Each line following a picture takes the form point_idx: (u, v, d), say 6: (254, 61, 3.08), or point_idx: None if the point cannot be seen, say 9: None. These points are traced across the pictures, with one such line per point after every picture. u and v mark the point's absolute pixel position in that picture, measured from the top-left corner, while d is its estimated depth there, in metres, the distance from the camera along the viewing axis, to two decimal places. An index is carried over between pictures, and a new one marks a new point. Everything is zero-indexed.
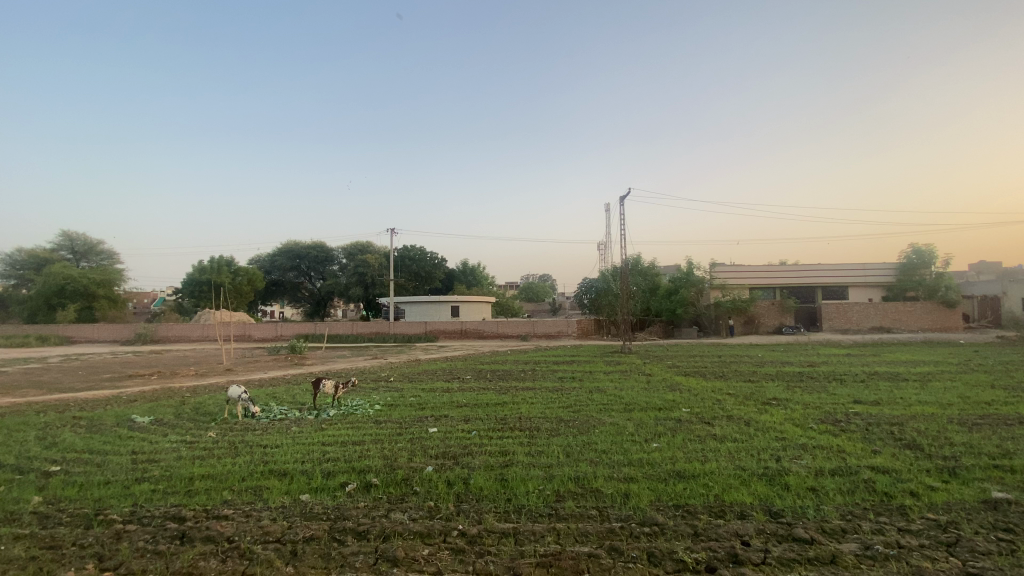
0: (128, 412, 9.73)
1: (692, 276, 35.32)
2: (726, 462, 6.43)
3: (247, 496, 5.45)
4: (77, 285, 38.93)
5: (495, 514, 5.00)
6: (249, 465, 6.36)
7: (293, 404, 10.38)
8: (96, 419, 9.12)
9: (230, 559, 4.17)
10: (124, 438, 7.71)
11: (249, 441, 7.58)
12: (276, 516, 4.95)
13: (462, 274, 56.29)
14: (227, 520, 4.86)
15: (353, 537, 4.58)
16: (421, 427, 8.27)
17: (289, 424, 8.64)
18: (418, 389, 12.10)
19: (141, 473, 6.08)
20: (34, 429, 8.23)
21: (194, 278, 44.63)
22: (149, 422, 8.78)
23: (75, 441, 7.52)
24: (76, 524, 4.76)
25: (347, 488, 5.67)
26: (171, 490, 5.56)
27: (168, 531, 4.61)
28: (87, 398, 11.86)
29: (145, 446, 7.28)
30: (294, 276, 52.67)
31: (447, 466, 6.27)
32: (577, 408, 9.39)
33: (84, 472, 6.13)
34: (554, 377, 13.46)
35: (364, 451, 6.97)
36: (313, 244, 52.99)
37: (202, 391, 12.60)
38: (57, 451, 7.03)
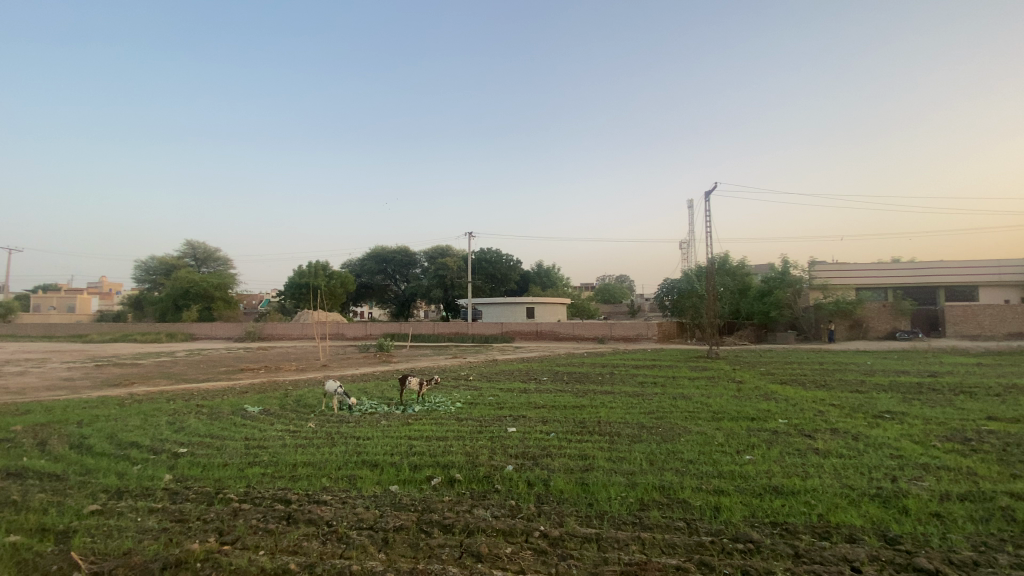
0: (240, 402, 10.79)
1: (787, 275, 32.74)
2: (832, 479, 5.85)
3: (342, 484, 5.81)
4: (199, 288, 44.06)
5: (577, 518, 4.93)
6: (343, 455, 6.80)
7: (381, 400, 10.96)
8: (213, 408, 10.20)
9: (329, 542, 4.47)
10: (237, 425, 8.57)
11: (344, 432, 8.12)
12: (368, 504, 5.24)
13: (538, 275, 56.55)
14: (326, 505, 5.22)
15: (439, 529, 4.72)
16: (500, 426, 8.38)
17: (378, 418, 9.15)
18: (497, 388, 12.30)
19: (253, 458, 6.72)
20: (167, 415, 9.40)
21: (294, 281, 48.78)
22: (259, 412, 9.72)
23: (198, 426, 8.47)
24: (201, 501, 5.35)
25: (432, 482, 5.87)
26: (278, 474, 6.09)
27: (277, 511, 5.05)
28: (207, 388, 13.36)
29: (255, 433, 8.04)
30: (381, 279, 55.75)
31: (527, 466, 6.29)
32: (660, 414, 9.03)
33: (206, 454, 6.89)
34: (634, 381, 13.08)
35: (447, 446, 7.19)
36: (398, 248, 55.97)
37: (302, 384, 13.73)
38: (184, 435, 7.96)
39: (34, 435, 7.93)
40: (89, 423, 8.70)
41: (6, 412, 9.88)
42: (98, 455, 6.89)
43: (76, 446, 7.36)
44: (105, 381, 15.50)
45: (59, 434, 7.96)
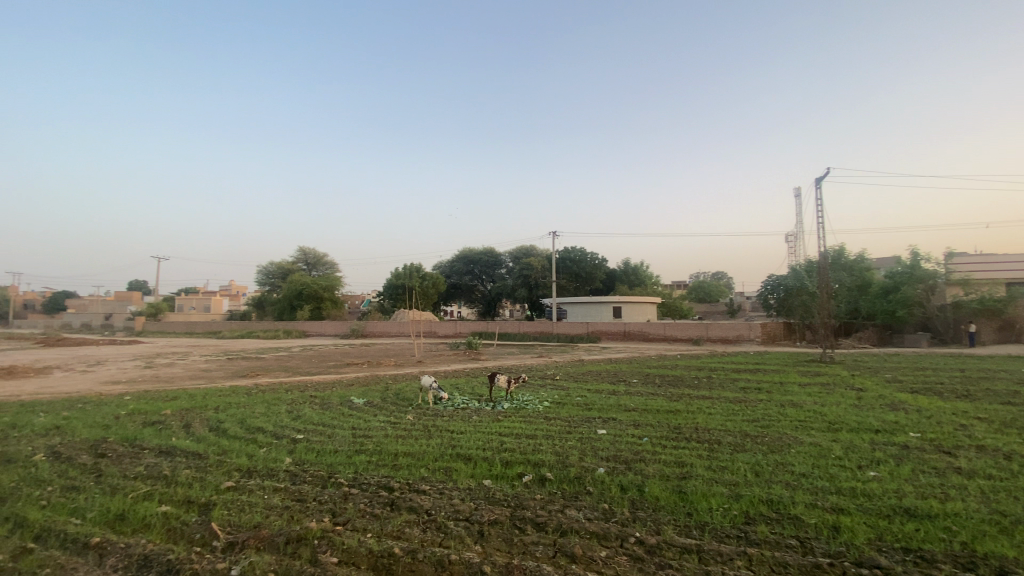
0: (347, 394, 11.70)
1: (918, 270, 28.92)
2: (979, 503, 5.04)
3: (439, 475, 6.07)
4: (310, 290, 48.46)
5: (675, 527, 4.71)
6: (439, 448, 7.09)
7: (473, 396, 11.31)
8: (324, 398, 11.16)
9: (429, 530, 4.68)
10: (344, 415, 9.30)
11: (439, 425, 8.48)
12: (464, 497, 5.41)
13: (626, 273, 55.10)
14: (425, 495, 5.48)
15: (532, 527, 4.75)
16: (591, 427, 8.26)
17: (470, 413, 9.45)
18: (586, 389, 12.14)
19: (359, 446, 7.24)
20: (286, 404, 10.45)
21: (391, 282, 51.99)
22: (363, 403, 10.47)
23: (311, 415, 9.30)
24: (316, 483, 5.86)
25: (524, 479, 5.93)
26: (381, 463, 6.50)
27: (381, 497, 5.39)
28: (318, 380, 14.68)
29: (360, 423, 8.67)
30: (469, 279, 57.63)
31: (620, 470, 6.13)
32: (765, 423, 8.37)
33: (319, 441, 7.56)
34: (734, 386, 12.25)
35: (538, 445, 7.24)
36: (484, 249, 57.64)
37: (400, 379, 14.58)
38: (300, 422, 8.78)
39: (182, 418, 9.17)
40: (224, 409, 9.91)
41: (160, 397, 11.54)
42: (231, 437, 7.82)
43: (214, 428, 8.41)
44: (236, 372, 17.57)
45: (201, 417, 9.16)
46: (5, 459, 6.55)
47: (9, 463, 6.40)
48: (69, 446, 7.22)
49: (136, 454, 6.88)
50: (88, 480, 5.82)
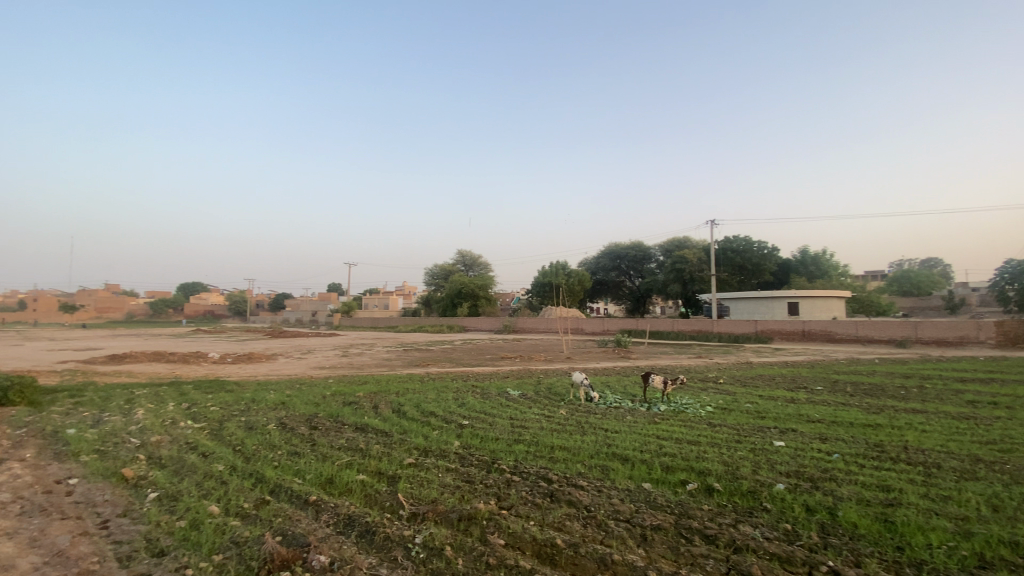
0: (504, 385, 12.38)
1: None
2: None
3: (596, 472, 6.06)
4: (468, 288, 52.55)
5: (879, 561, 4.00)
6: (595, 445, 7.07)
7: (627, 395, 11.03)
8: (484, 388, 11.95)
9: (589, 526, 4.70)
10: (503, 405, 9.83)
11: (593, 422, 8.47)
12: (624, 497, 5.32)
13: (802, 264, 48.87)
14: (583, 490, 5.51)
15: (700, 538, 4.46)
16: (764, 437, 7.46)
17: (625, 412, 9.25)
18: (755, 394, 10.96)
19: (518, 436, 7.60)
20: (451, 392, 11.43)
21: (540, 280, 53.48)
22: (519, 396, 10.95)
23: (473, 403, 10.04)
24: (481, 467, 6.30)
25: (688, 487, 5.60)
26: (539, 454, 6.72)
27: (541, 488, 5.57)
28: (478, 372, 15.78)
29: (518, 414, 9.08)
30: (616, 275, 56.47)
31: (804, 488, 5.41)
32: (1006, 447, 6.63)
33: (482, 428, 8.12)
34: (957, 399, 9.94)
35: (702, 452, 6.76)
36: (633, 243, 55.82)
37: (552, 374, 14.92)
38: (465, 409, 9.53)
39: (370, 399, 10.65)
40: (401, 394, 11.24)
41: (353, 382, 13.58)
42: (409, 419, 8.83)
43: (396, 410, 9.60)
44: (410, 362, 19.80)
45: (385, 400, 10.53)
46: (251, 426, 8.34)
47: (253, 429, 8.14)
48: (292, 418, 8.91)
49: (338, 428, 8.19)
50: (305, 447, 7.09)
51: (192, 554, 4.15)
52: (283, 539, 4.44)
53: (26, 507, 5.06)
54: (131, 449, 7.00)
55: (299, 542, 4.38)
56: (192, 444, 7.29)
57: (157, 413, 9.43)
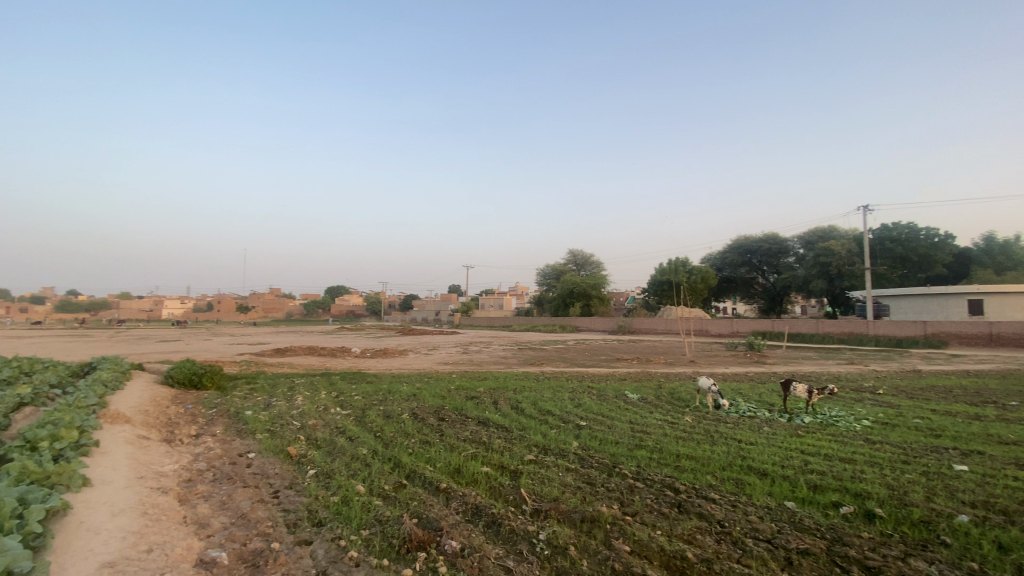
0: (623, 388, 12.04)
1: None
2: None
3: (728, 485, 5.61)
4: (581, 288, 52.19)
5: None
6: (727, 456, 6.57)
7: (762, 404, 10.07)
8: (601, 390, 11.77)
9: (723, 543, 4.36)
10: (622, 409, 9.57)
11: (724, 432, 7.87)
12: (763, 515, 4.85)
13: (987, 254, 40.70)
14: (715, 504, 5.15)
15: (859, 569, 3.89)
16: (939, 460, 6.29)
17: (760, 423, 8.45)
18: (926, 409, 9.32)
19: (639, 441, 7.34)
20: (569, 392, 11.41)
21: (657, 278, 51.19)
22: (640, 399, 10.57)
23: (591, 405, 9.91)
24: (603, 470, 6.19)
25: (840, 510, 4.93)
26: (664, 462, 6.42)
27: (668, 497, 5.30)
28: (596, 373, 15.56)
29: (639, 418, 8.77)
30: (746, 271, 51.90)
31: (997, 523, 4.47)
32: None
33: (600, 430, 7.99)
34: None
35: (857, 472, 5.92)
36: (766, 236, 50.89)
37: (674, 378, 14.19)
38: (583, 410, 9.45)
39: (490, 395, 11.05)
40: (518, 391, 11.52)
41: (474, 378, 14.22)
42: (529, 416, 8.99)
43: (515, 407, 9.84)
44: (527, 360, 20.19)
45: (504, 396, 10.87)
46: (388, 415, 9.16)
47: (390, 418, 8.92)
48: (422, 409, 9.59)
49: (463, 421, 8.64)
50: (435, 437, 7.58)
51: (344, 527, 4.65)
52: (419, 521, 4.78)
53: (219, 474, 6.09)
54: (293, 431, 8.09)
55: (433, 526, 4.69)
56: (340, 428, 8.22)
57: (312, 399, 10.80)
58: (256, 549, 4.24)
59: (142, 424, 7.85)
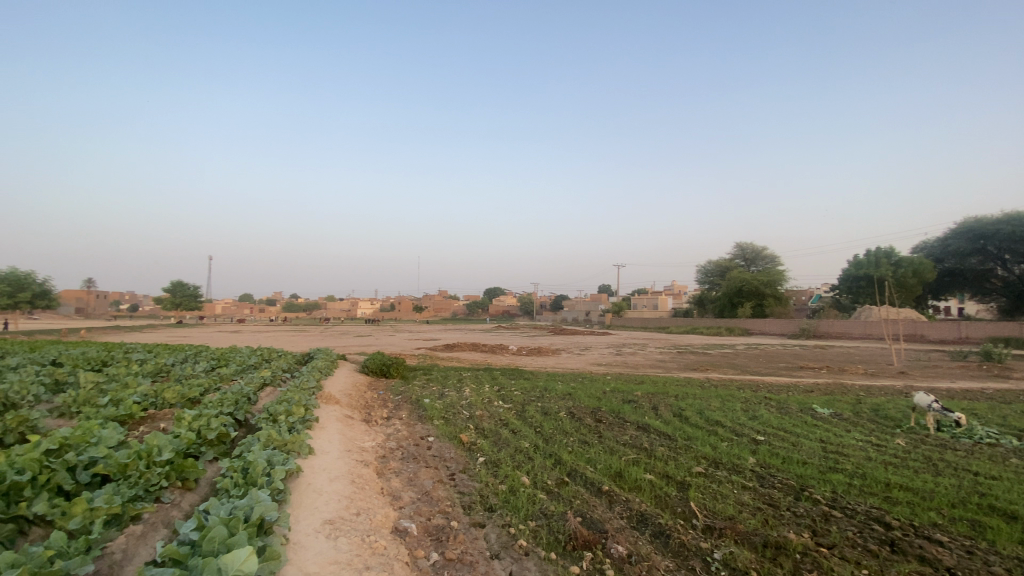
0: (807, 401, 10.54)
1: None
2: None
3: (960, 526, 4.52)
4: (751, 286, 47.41)
5: None
6: (958, 491, 5.30)
7: (1010, 431, 7.89)
8: (780, 402, 10.45)
9: None
10: (809, 425, 8.36)
11: (950, 460, 6.38)
12: (1015, 569, 3.81)
13: None
14: (942, 547, 4.19)
15: None
16: None
17: (1006, 453, 6.65)
18: None
19: (833, 463, 6.34)
20: (741, 402, 10.39)
21: (849, 273, 43.84)
22: (830, 415, 9.15)
23: (769, 418, 8.88)
24: (787, 492, 5.49)
25: None
26: (867, 490, 5.45)
27: (874, 532, 4.48)
28: (773, 382, 13.90)
29: (831, 437, 7.57)
30: (979, 262, 41.53)
31: None
32: None
33: (782, 447, 7.09)
34: None
35: None
36: (1008, 216, 40.03)
37: (877, 392, 11.94)
38: (759, 424, 8.51)
39: (651, 400, 10.63)
40: (681, 398, 10.86)
41: (632, 380, 13.79)
42: (694, 425, 8.40)
43: (679, 414, 9.31)
44: (690, 365, 18.92)
45: (665, 402, 10.35)
46: (547, 411, 9.42)
47: (548, 415, 9.16)
48: (581, 409, 9.63)
49: (622, 425, 8.44)
50: (594, 438, 7.54)
51: (512, 516, 4.89)
52: (584, 521, 4.79)
53: (406, 454, 6.92)
54: (464, 419, 8.82)
55: (598, 528, 4.65)
56: (504, 421, 8.69)
57: (477, 391, 11.66)
58: (440, 525, 4.69)
59: (347, 406, 9.32)
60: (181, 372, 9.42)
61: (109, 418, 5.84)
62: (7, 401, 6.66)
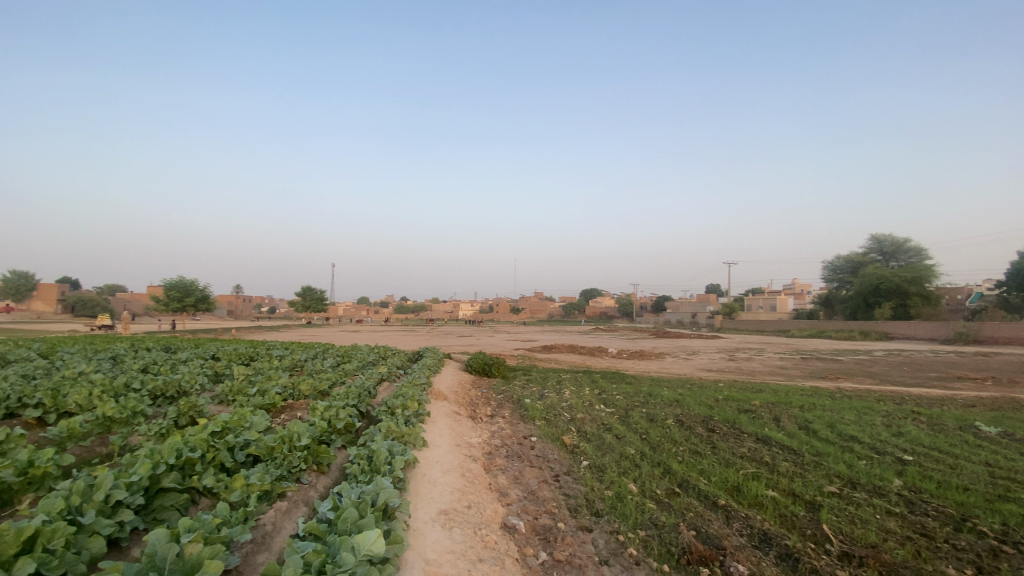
0: (968, 417, 8.97)
1: None
2: None
3: None
4: (890, 284, 41.68)
5: None
6: None
7: None
8: (931, 417, 9.02)
9: None
10: (970, 445, 7.13)
11: None
12: None
13: None
14: None
15: None
16: None
17: None
18: None
19: (1005, 491, 5.34)
20: (879, 416, 9.15)
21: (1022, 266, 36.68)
22: (1000, 435, 7.70)
23: (918, 435, 7.70)
24: (943, 521, 4.73)
25: None
26: None
27: None
28: (921, 394, 12.06)
29: (1001, 460, 6.38)
30: None
31: None
32: None
33: (936, 469, 6.11)
34: None
35: None
36: None
37: None
38: (905, 441, 7.42)
39: (770, 410, 9.75)
40: (807, 409, 9.83)
41: (748, 388, 12.76)
42: (823, 441, 7.55)
43: (804, 427, 8.43)
44: (816, 373, 17.05)
45: (787, 413, 9.43)
46: (652, 418, 9.05)
47: (654, 421, 8.81)
48: (690, 417, 9.13)
49: (738, 436, 7.84)
50: (707, 449, 7.10)
51: (621, 523, 4.76)
52: (698, 535, 4.52)
53: (511, 452, 7.06)
54: (566, 421, 8.79)
55: (715, 543, 4.37)
56: (607, 425, 8.52)
57: (578, 394, 11.55)
58: (546, 525, 4.71)
59: (455, 402, 9.76)
60: (311, 367, 10.55)
61: (258, 405, 6.70)
62: (180, 389, 7.92)
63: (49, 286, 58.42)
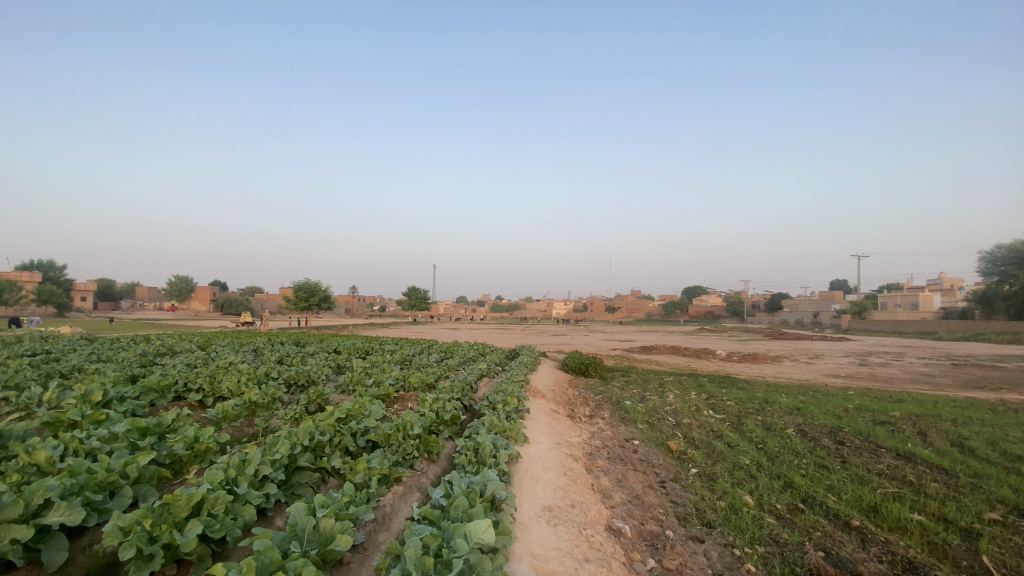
0: None
1: None
2: None
3: None
4: None
5: None
6: None
7: None
8: None
9: None
10: None
11: None
12: None
13: None
14: None
15: None
16: None
17: None
18: None
19: None
20: None
21: None
22: None
23: None
24: None
25: None
26: None
27: None
28: None
29: None
30: None
31: None
32: None
33: None
34: None
35: None
36: None
37: None
38: None
39: (914, 423, 8.50)
40: (962, 424, 8.43)
41: (883, 397, 11.25)
42: (983, 460, 6.43)
43: (957, 444, 7.25)
44: (973, 382, 14.55)
45: (935, 428, 8.17)
46: (768, 427, 8.32)
47: (771, 430, 8.10)
48: (813, 427, 8.26)
49: (873, 450, 6.95)
50: (835, 463, 6.37)
51: (736, 536, 4.45)
52: (828, 557, 4.07)
53: (613, 454, 6.92)
54: (671, 426, 8.41)
55: (848, 568, 3.91)
56: (717, 432, 8.00)
57: (683, 398, 10.99)
58: (653, 531, 4.55)
59: (554, 400, 9.79)
60: (419, 362, 11.21)
61: (374, 395, 7.27)
62: (309, 378, 8.85)
63: (204, 289, 68.77)
